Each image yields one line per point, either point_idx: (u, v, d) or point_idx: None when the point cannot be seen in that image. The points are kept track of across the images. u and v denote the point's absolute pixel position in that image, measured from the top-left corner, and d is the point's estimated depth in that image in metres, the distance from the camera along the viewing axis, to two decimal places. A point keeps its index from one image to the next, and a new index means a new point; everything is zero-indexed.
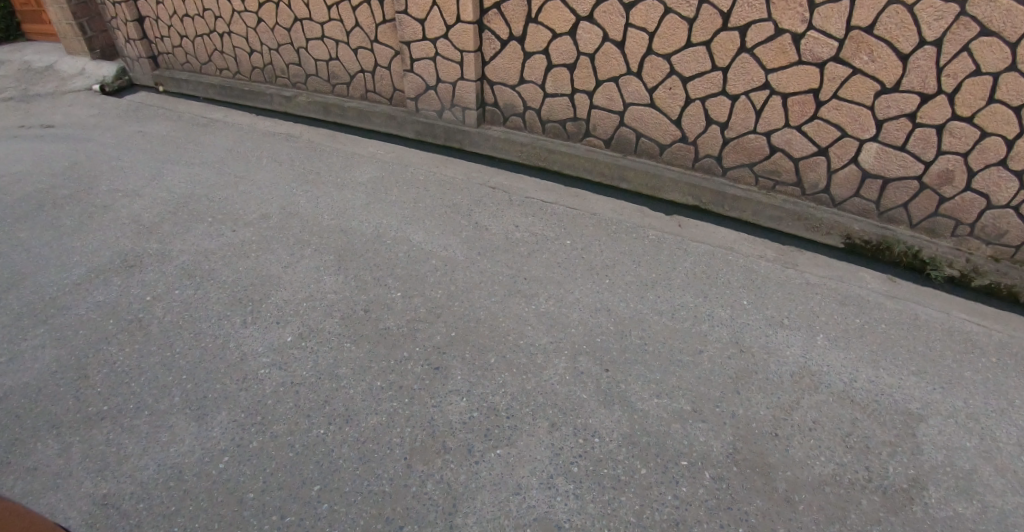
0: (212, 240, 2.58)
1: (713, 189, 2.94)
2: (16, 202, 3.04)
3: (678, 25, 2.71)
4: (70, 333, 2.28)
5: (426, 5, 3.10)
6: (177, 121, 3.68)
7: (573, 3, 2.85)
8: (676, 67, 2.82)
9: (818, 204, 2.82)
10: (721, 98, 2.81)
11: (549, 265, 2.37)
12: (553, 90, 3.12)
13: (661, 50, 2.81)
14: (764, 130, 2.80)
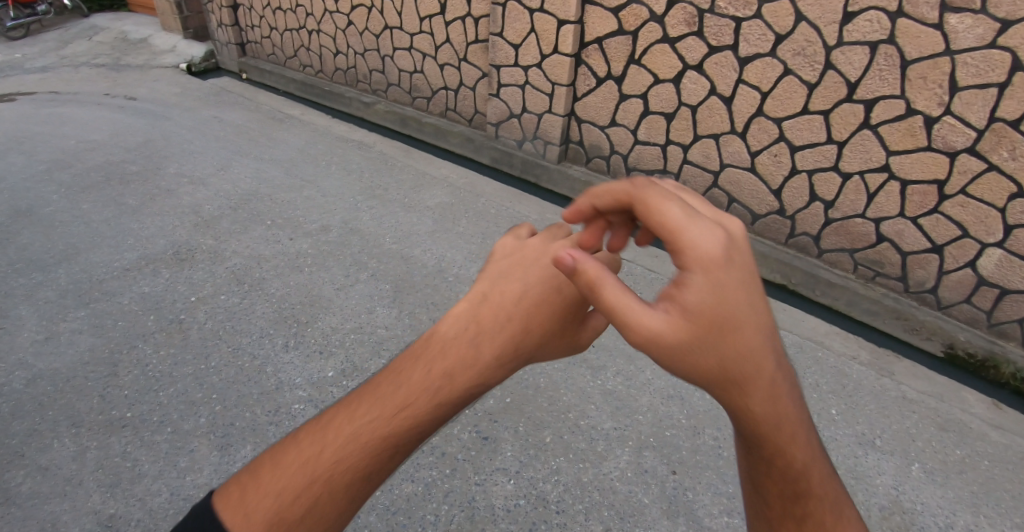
0: (268, 246, 2.47)
1: (807, 270, 2.63)
2: (85, 173, 3.03)
3: (796, 88, 2.44)
4: (108, 322, 2.17)
5: (523, 31, 2.95)
6: (254, 112, 3.63)
7: (682, 50, 2.64)
8: (786, 134, 2.54)
9: (921, 304, 2.47)
10: (830, 175, 2.51)
11: (621, 335, 2.15)
12: (645, 138, 2.92)
13: (773, 113, 2.53)
14: (875, 217, 2.48)
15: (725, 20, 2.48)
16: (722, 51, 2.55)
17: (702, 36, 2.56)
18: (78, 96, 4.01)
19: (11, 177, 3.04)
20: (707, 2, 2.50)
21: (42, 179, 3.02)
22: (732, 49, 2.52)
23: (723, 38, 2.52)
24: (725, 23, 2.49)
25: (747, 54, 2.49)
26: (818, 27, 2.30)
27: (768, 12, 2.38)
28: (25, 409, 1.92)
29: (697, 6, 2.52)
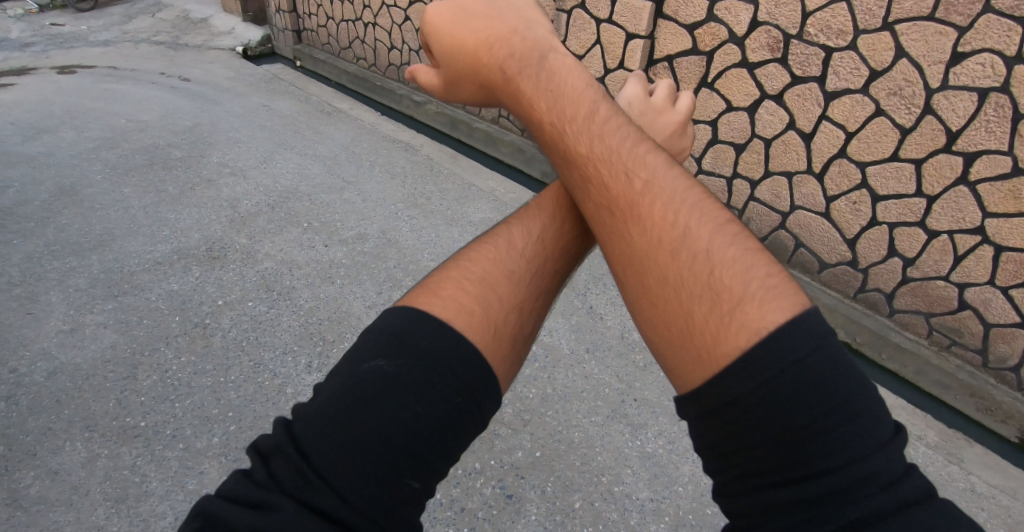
0: (301, 251, 2.36)
1: (876, 330, 2.38)
2: (132, 156, 3.02)
3: (887, 131, 2.18)
4: (132, 320, 2.10)
5: (588, 43, 2.93)
6: (304, 103, 3.55)
7: (761, 78, 2.42)
8: (869, 180, 2.29)
9: (1001, 382, 2.18)
10: (915, 230, 2.23)
11: (667, 388, 1.95)
12: (710, 168, 2.74)
13: (857, 156, 2.29)
14: (960, 282, 2.19)
15: (814, 48, 2.25)
16: (806, 82, 2.31)
17: (786, 64, 2.34)
18: (135, 72, 4.02)
19: (62, 155, 3.07)
20: (795, 27, 2.27)
21: (90, 158, 3.02)
22: (818, 82, 2.29)
23: (809, 68, 2.29)
24: (813, 52, 2.26)
25: (835, 88, 2.25)
26: (921, 65, 2.04)
27: (864, 44, 2.13)
28: (42, 405, 1.87)
29: (783, 31, 2.30)
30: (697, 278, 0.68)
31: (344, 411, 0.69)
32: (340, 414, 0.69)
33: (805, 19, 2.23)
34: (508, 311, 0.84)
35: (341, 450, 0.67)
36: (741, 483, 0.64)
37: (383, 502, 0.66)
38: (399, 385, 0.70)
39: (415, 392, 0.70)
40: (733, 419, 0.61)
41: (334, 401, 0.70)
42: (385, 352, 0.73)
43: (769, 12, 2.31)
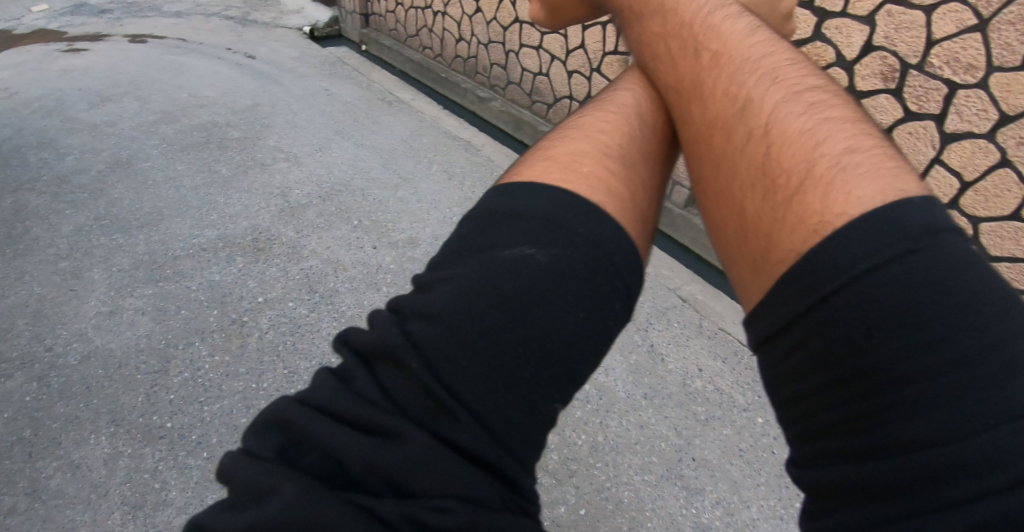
0: (348, 252, 2.25)
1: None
2: (190, 134, 2.98)
3: (1013, 187, 1.78)
4: (170, 309, 2.02)
5: None
6: (366, 90, 3.44)
7: (869, 108, 2.03)
8: (980, 237, 1.90)
9: None
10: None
11: (729, 451, 1.72)
12: None
13: (970, 209, 1.89)
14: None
15: (935, 82, 1.83)
16: (921, 120, 1.90)
17: (900, 97, 1.93)
18: (203, 46, 4.00)
19: (123, 126, 3.06)
20: (917, 56, 1.85)
21: (149, 132, 3.00)
22: (937, 120, 1.87)
23: (927, 104, 1.87)
24: (935, 86, 1.84)
25: (954, 130, 1.84)
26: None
27: (997, 84, 1.72)
28: (72, 390, 1.81)
29: (902, 59, 1.88)
30: (773, 197, 0.68)
31: (481, 328, 0.64)
32: (480, 329, 0.64)
33: (929, 48, 1.82)
34: (642, 196, 0.82)
35: (475, 364, 0.63)
36: (814, 436, 0.60)
37: (519, 424, 0.64)
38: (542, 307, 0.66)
39: (558, 292, 0.67)
40: (790, 344, 0.61)
41: (468, 309, 0.65)
42: (532, 239, 0.70)
43: (887, 36, 1.90)
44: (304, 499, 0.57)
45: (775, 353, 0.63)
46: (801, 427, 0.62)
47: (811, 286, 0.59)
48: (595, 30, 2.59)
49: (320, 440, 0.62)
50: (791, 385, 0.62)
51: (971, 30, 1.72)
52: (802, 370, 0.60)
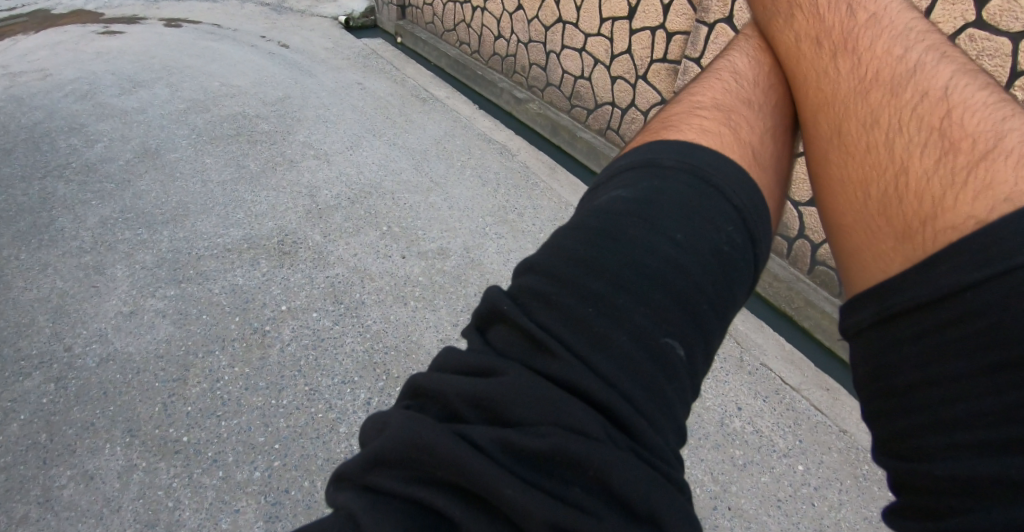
0: (376, 260, 2.17)
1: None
2: (219, 126, 2.92)
3: None
4: (192, 313, 1.96)
5: None
6: (399, 86, 3.35)
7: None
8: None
9: None
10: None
11: (770, 501, 1.60)
12: None
13: None
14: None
15: None
16: None
17: None
18: (237, 32, 3.95)
19: (153, 114, 3.01)
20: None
21: (179, 122, 2.95)
22: None
23: None
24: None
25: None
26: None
27: None
28: (88, 395, 1.75)
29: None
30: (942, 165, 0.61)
31: (593, 257, 0.57)
32: (598, 258, 0.57)
33: (1011, 79, 1.52)
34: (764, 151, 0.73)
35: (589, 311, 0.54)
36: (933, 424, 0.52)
37: (628, 369, 0.52)
38: (664, 237, 0.59)
39: (669, 221, 0.60)
40: (927, 325, 0.53)
41: (572, 245, 0.60)
42: (628, 185, 0.65)
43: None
44: (410, 424, 0.49)
45: (901, 330, 0.55)
46: (916, 415, 0.53)
47: (985, 259, 0.49)
48: (643, 35, 2.45)
49: (437, 393, 0.53)
50: (914, 367, 0.53)
51: None
52: (942, 355, 0.51)
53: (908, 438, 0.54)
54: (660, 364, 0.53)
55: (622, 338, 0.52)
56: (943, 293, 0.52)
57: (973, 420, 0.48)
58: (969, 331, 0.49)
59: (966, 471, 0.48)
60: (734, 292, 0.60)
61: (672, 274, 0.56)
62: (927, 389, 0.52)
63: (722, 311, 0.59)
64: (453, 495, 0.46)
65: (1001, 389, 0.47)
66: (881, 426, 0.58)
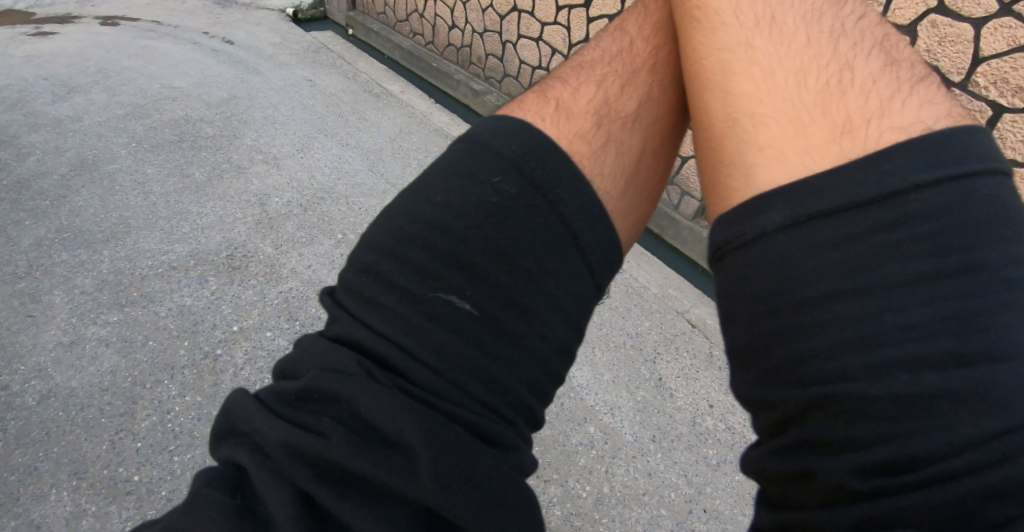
0: (332, 271, 2.09)
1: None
2: (161, 132, 2.76)
3: None
4: (137, 340, 1.84)
5: None
6: (352, 82, 3.23)
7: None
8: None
9: None
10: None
11: (745, 499, 1.59)
12: None
13: None
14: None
15: (978, 103, 1.61)
16: None
17: None
18: (178, 29, 3.75)
19: (88, 121, 2.83)
20: (961, 74, 1.63)
21: (118, 129, 2.78)
22: None
23: None
24: (978, 108, 1.62)
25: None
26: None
27: None
28: (30, 437, 1.61)
29: (943, 76, 1.66)
30: (888, 70, 0.62)
31: (390, 246, 0.67)
32: (392, 245, 0.67)
33: (973, 66, 1.59)
34: (613, 120, 0.76)
35: (397, 291, 0.64)
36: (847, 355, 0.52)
37: (427, 337, 0.62)
38: (439, 209, 0.67)
39: (455, 194, 0.68)
40: (861, 230, 0.54)
41: (379, 234, 0.69)
42: (435, 172, 0.72)
43: (928, 49, 1.67)
44: (230, 399, 0.66)
45: (822, 235, 0.55)
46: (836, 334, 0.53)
47: (938, 164, 0.54)
48: (600, 23, 2.37)
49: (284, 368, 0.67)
50: (835, 276, 0.54)
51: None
52: (870, 262, 0.53)
53: (812, 362, 0.54)
54: (442, 322, 0.62)
55: (389, 302, 0.64)
56: (892, 190, 0.53)
57: (903, 332, 0.51)
58: (906, 237, 0.53)
59: (911, 387, 0.50)
60: (525, 238, 0.65)
61: (440, 243, 0.65)
62: (846, 300, 0.53)
63: (510, 263, 0.64)
64: (244, 447, 0.61)
65: (934, 301, 0.51)
66: (766, 353, 0.58)
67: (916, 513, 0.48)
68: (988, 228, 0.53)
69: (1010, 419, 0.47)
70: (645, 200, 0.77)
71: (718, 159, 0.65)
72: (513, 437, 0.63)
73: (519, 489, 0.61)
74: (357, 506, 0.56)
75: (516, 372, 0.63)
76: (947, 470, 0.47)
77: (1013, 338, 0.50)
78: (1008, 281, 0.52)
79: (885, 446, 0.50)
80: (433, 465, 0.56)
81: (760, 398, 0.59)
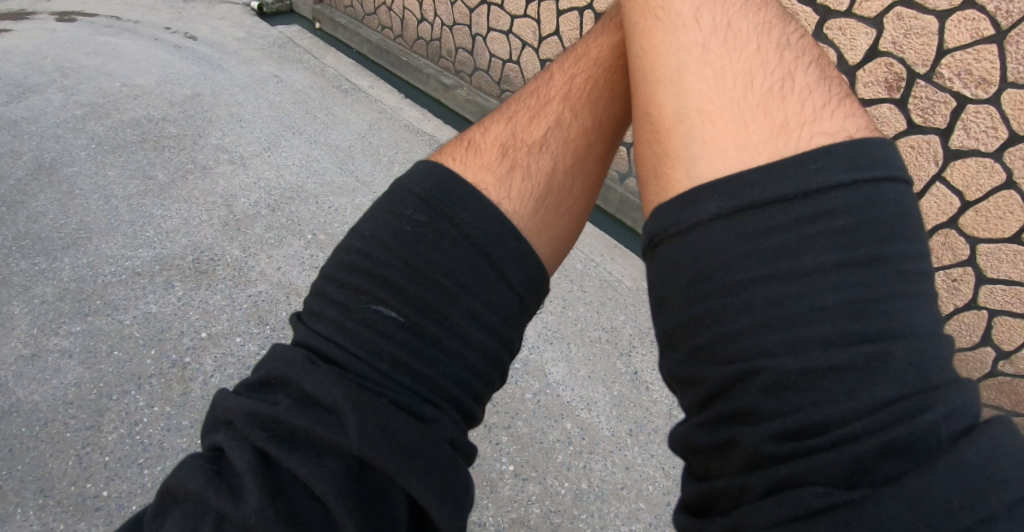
0: (302, 273, 2.05)
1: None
2: (122, 132, 2.67)
3: (1015, 208, 1.59)
4: (102, 350, 1.79)
5: None
6: (319, 77, 3.17)
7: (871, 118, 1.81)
8: (976, 259, 1.70)
9: None
10: (1019, 323, 1.67)
11: None
12: None
13: (968, 230, 1.69)
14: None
15: (942, 94, 1.63)
16: (925, 133, 1.70)
17: (904, 107, 1.72)
18: (137, 25, 3.63)
19: (45, 123, 2.73)
20: (925, 65, 1.65)
21: (76, 130, 2.68)
22: (942, 135, 1.67)
23: (933, 118, 1.67)
24: (943, 99, 1.64)
25: (958, 147, 1.64)
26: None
27: (1009, 100, 1.52)
28: None
29: (908, 68, 1.68)
30: (821, 83, 0.60)
31: (335, 268, 0.72)
32: (334, 272, 0.72)
33: (938, 57, 1.61)
34: (526, 150, 0.79)
35: (336, 307, 0.68)
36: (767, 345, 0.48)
37: (362, 343, 0.65)
38: (365, 242, 0.71)
39: (378, 227, 0.72)
40: (784, 220, 0.50)
41: (330, 256, 0.75)
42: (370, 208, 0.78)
43: (894, 41, 1.69)
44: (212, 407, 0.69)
45: (748, 225, 0.50)
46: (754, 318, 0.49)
47: (849, 169, 0.51)
48: (570, 15, 2.35)
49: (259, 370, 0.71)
50: (757, 260, 0.50)
51: (987, 40, 1.52)
52: (788, 248, 0.49)
53: (732, 343, 0.50)
54: (372, 328, 0.66)
55: (332, 313, 0.68)
56: (812, 189, 0.50)
57: (818, 315, 0.48)
58: (823, 229, 0.49)
59: (823, 360, 0.46)
60: (436, 259, 0.68)
61: (366, 265, 0.69)
62: (767, 284, 0.49)
63: (426, 280, 0.68)
64: (216, 432, 0.65)
65: (848, 287, 0.48)
66: (692, 333, 0.53)
67: (827, 475, 0.44)
68: (895, 229, 0.50)
69: (907, 384, 0.45)
70: (565, 212, 0.79)
71: (659, 154, 0.59)
72: (441, 414, 0.65)
73: (449, 452, 0.62)
74: (303, 455, 0.58)
75: (443, 361, 0.67)
76: (849, 431, 0.44)
77: (911, 323, 0.48)
78: (907, 271, 0.50)
79: (795, 413, 0.46)
80: (360, 419, 0.58)
81: (682, 376, 0.54)
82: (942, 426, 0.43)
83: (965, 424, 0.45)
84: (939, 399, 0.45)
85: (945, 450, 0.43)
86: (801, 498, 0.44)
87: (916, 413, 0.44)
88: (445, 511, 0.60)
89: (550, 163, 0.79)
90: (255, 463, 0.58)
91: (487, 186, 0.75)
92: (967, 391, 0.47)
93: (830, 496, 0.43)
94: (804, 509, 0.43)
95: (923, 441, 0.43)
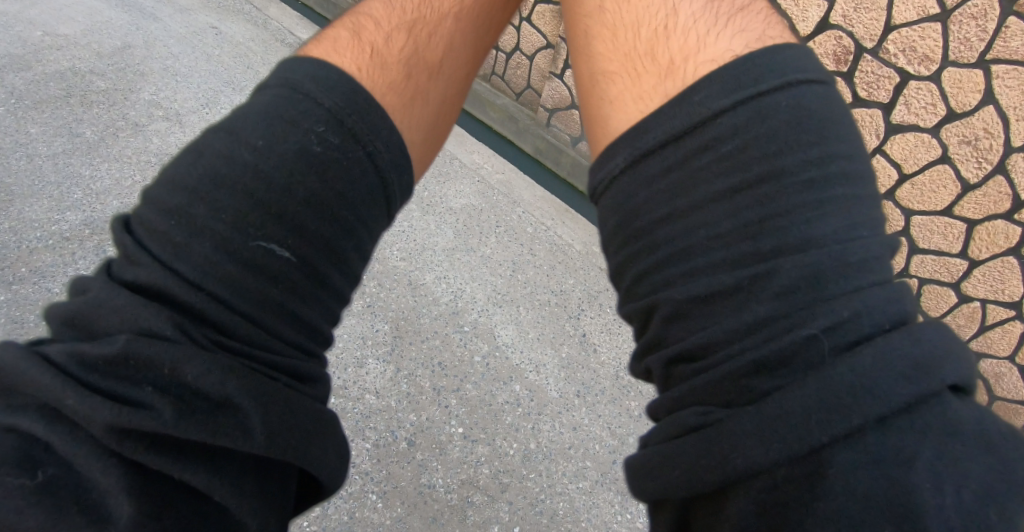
0: None
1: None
2: (42, 84, 2.48)
3: (946, 183, 1.65)
4: (29, 320, 1.69)
5: None
6: (262, 30, 3.02)
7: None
8: (910, 230, 1.77)
9: None
10: (946, 291, 1.76)
11: None
12: None
13: (904, 202, 1.75)
14: (978, 351, 1.76)
15: (886, 70, 1.66)
16: (868, 108, 1.72)
17: (850, 81, 1.74)
18: None
19: None
20: (873, 40, 1.66)
21: None
22: (884, 110, 1.70)
23: (876, 93, 1.69)
24: (887, 74, 1.66)
25: (899, 122, 1.68)
26: (1010, 119, 1.50)
27: (948, 79, 1.56)
28: None
29: (857, 42, 1.69)
30: (710, 9, 0.69)
31: (220, 193, 0.64)
32: (213, 202, 0.63)
33: (884, 33, 1.63)
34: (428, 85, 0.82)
35: (216, 243, 0.62)
36: (667, 275, 0.61)
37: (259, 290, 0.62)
38: (240, 157, 0.66)
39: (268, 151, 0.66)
40: (678, 163, 0.62)
41: (215, 180, 0.64)
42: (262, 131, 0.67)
43: (844, 14, 1.69)
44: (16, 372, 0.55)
45: (651, 173, 0.63)
46: (661, 253, 0.62)
47: (742, 91, 0.61)
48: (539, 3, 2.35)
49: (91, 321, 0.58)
50: (663, 206, 0.62)
51: (932, 19, 1.55)
52: (683, 193, 0.61)
53: (647, 278, 0.63)
54: (263, 273, 0.63)
55: (202, 248, 0.61)
56: (696, 125, 0.61)
57: (714, 244, 0.59)
58: (714, 162, 0.60)
59: (714, 286, 0.57)
60: (342, 193, 0.68)
61: (258, 195, 0.64)
62: (671, 224, 0.61)
63: (325, 214, 0.67)
64: (37, 416, 0.54)
65: (734, 214, 0.59)
66: (627, 273, 0.66)
67: (712, 393, 0.54)
68: (787, 141, 0.60)
69: (786, 303, 0.54)
70: (431, 144, 0.83)
71: (586, 122, 0.73)
72: (320, 371, 0.68)
73: (328, 413, 0.67)
74: (187, 466, 0.55)
75: (325, 300, 0.68)
76: (730, 351, 0.54)
77: (797, 231, 0.56)
78: (806, 183, 0.58)
79: (694, 335, 0.57)
80: (264, 422, 0.58)
81: (626, 313, 0.66)
82: (818, 341, 0.51)
83: (852, 337, 0.51)
84: (820, 313, 0.52)
85: (821, 366, 0.50)
86: (682, 420, 0.55)
87: (788, 329, 0.53)
88: (331, 467, 0.65)
89: (436, 71, 0.84)
90: (133, 479, 0.53)
91: (380, 78, 0.76)
92: (867, 299, 0.52)
93: (704, 417, 0.53)
94: (686, 428, 0.54)
95: (800, 355, 0.51)
